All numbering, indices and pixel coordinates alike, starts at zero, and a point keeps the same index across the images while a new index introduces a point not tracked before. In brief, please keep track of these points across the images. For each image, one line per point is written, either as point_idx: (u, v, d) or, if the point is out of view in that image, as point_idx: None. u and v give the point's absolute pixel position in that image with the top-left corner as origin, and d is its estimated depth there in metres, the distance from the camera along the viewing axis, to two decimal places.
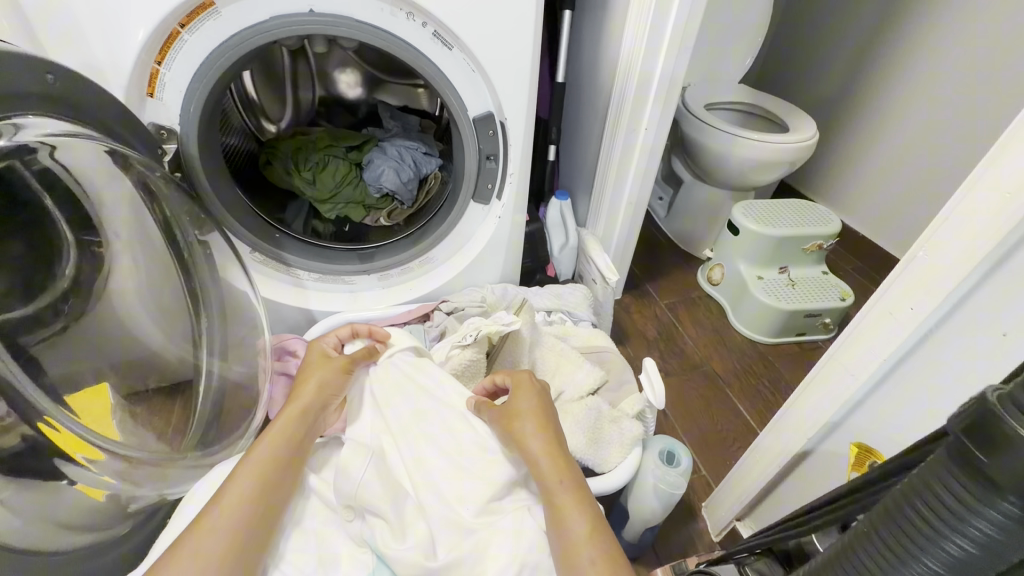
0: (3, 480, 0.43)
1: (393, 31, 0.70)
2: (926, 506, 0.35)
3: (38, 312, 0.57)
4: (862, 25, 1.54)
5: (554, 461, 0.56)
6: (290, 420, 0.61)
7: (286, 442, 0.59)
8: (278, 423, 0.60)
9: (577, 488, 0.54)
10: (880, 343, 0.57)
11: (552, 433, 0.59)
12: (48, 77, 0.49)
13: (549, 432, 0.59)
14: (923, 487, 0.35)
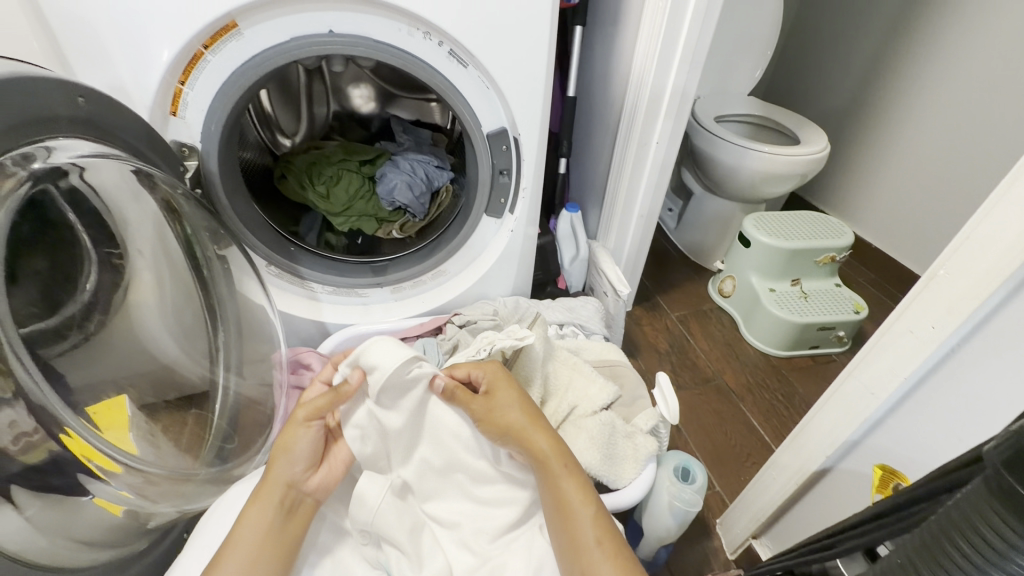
0: (29, 496, 0.43)
1: (409, 50, 0.71)
2: (961, 538, 0.34)
3: (62, 326, 0.57)
4: (872, 38, 1.55)
5: (556, 457, 0.61)
6: (261, 504, 0.57)
7: (267, 523, 0.56)
8: (256, 504, 0.57)
9: (581, 489, 0.59)
10: (900, 361, 0.56)
11: (553, 437, 0.63)
12: (78, 100, 0.51)
13: (550, 437, 0.63)
14: (959, 519, 0.34)
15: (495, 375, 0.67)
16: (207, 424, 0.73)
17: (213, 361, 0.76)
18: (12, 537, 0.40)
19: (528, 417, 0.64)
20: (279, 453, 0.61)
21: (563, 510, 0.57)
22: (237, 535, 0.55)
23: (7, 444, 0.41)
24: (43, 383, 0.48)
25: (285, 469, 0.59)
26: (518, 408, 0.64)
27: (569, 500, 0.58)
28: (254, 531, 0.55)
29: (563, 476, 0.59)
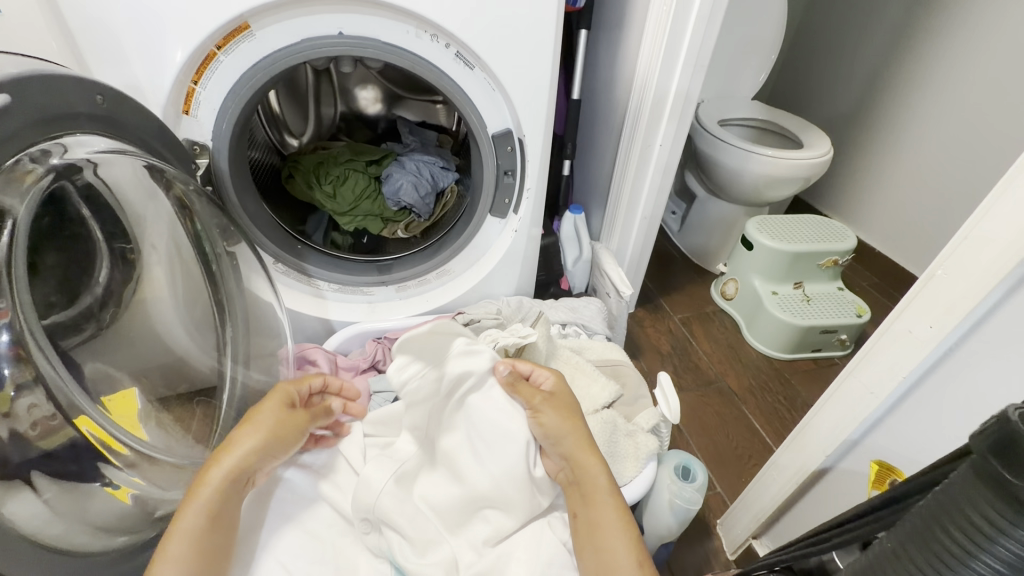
0: (47, 480, 0.44)
1: (416, 52, 0.73)
2: (951, 525, 0.34)
3: (76, 318, 0.58)
4: (876, 44, 1.56)
5: (603, 481, 0.60)
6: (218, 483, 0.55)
7: (214, 509, 0.54)
8: (202, 489, 0.54)
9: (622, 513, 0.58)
10: (899, 361, 0.57)
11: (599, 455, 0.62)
12: (97, 99, 0.52)
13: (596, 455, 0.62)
14: (948, 507, 0.35)
15: (556, 387, 0.65)
16: (215, 415, 0.74)
17: (220, 352, 0.77)
18: (32, 520, 0.41)
19: (582, 438, 0.63)
20: (235, 438, 0.58)
21: (598, 531, 0.58)
22: (182, 520, 0.52)
23: (25, 430, 0.43)
24: (61, 371, 0.49)
25: (240, 455, 0.57)
26: (571, 425, 0.63)
27: (604, 524, 0.58)
28: (201, 515, 0.53)
29: (603, 501, 0.59)
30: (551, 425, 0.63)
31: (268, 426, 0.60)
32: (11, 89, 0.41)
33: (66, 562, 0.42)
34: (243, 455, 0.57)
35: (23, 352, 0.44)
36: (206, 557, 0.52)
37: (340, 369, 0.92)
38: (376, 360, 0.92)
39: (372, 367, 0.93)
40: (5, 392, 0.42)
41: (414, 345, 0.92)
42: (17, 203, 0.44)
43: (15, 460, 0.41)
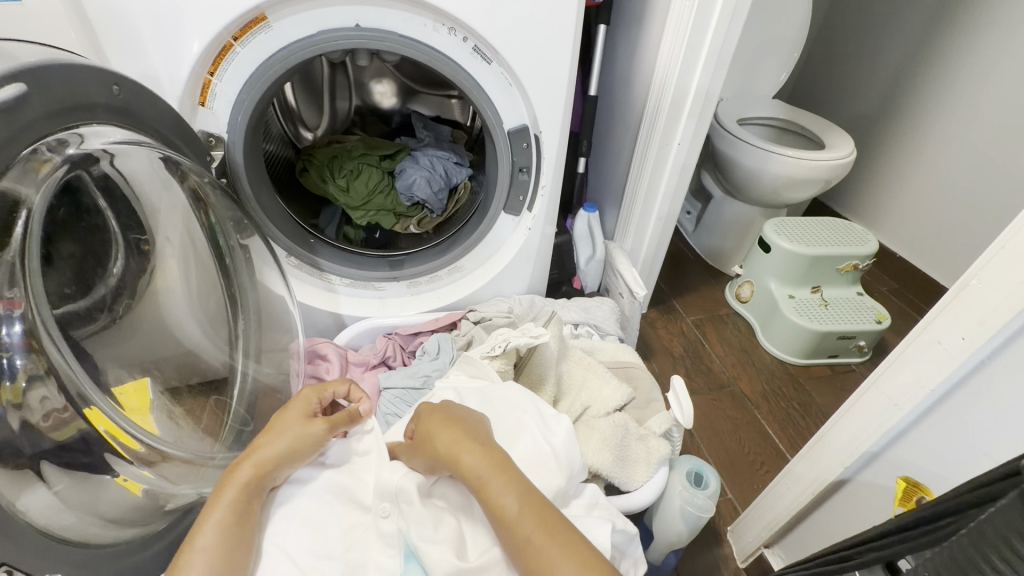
0: (59, 473, 0.44)
1: (433, 45, 0.71)
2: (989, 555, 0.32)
3: (90, 307, 0.58)
4: (904, 42, 1.51)
5: (486, 466, 0.54)
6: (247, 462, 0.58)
7: (241, 501, 0.55)
8: (230, 483, 0.56)
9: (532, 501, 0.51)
10: (926, 371, 0.55)
11: (487, 449, 0.56)
12: (114, 88, 0.52)
13: (484, 450, 0.56)
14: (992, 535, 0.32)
15: (425, 408, 0.63)
16: (226, 408, 0.74)
17: (232, 347, 0.77)
18: (43, 512, 0.41)
19: (455, 433, 0.58)
20: (260, 440, 0.60)
21: (505, 520, 0.50)
22: (210, 510, 0.54)
23: (37, 421, 0.43)
24: (74, 363, 0.49)
25: (265, 451, 0.59)
26: (450, 425, 0.59)
27: (507, 509, 0.51)
28: (226, 503, 0.54)
29: (496, 485, 0.52)
30: (432, 435, 0.59)
31: (286, 427, 0.62)
32: (28, 79, 0.41)
33: (77, 555, 0.42)
34: (269, 452, 0.59)
35: (35, 342, 0.44)
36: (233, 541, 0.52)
37: (350, 365, 0.92)
38: (387, 357, 0.92)
39: (382, 363, 0.93)
40: (18, 384, 0.42)
41: (424, 342, 0.92)
42: (33, 193, 0.44)
43: (27, 451, 0.41)
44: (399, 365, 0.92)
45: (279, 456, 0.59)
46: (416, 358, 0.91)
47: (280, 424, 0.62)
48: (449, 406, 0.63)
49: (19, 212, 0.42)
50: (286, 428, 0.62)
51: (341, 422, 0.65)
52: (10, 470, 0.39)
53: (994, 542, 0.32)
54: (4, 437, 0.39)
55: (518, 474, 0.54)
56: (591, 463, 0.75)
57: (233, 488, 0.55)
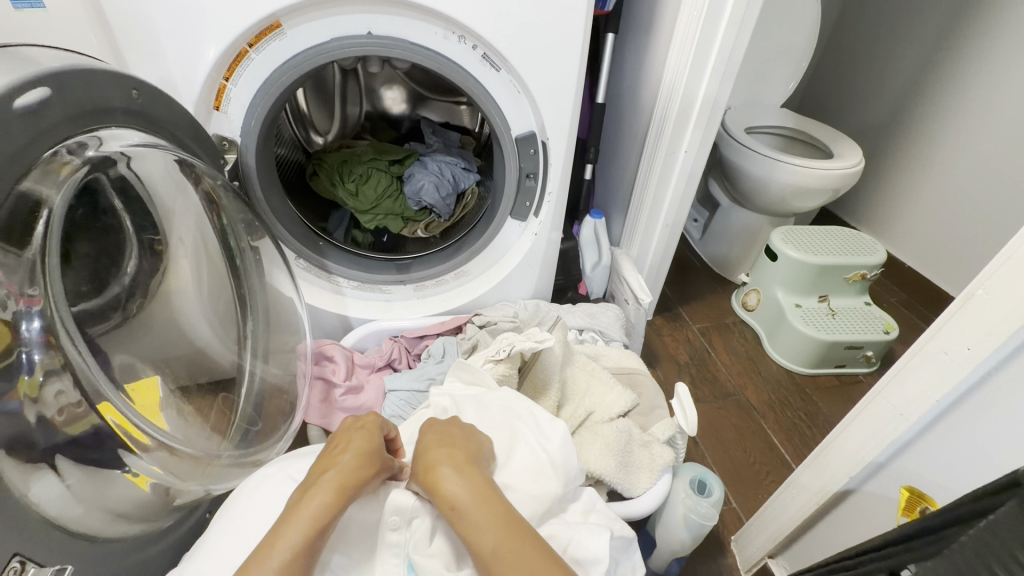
0: (71, 467, 0.45)
1: (443, 53, 0.73)
2: None
3: (105, 306, 0.59)
4: (913, 52, 1.51)
5: (470, 498, 0.52)
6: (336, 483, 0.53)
7: (323, 521, 0.51)
8: (314, 498, 0.52)
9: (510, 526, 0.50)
10: (932, 381, 0.55)
11: (469, 471, 0.54)
12: (132, 92, 0.53)
13: (466, 471, 0.54)
14: None
15: (424, 427, 0.62)
16: (234, 407, 0.75)
17: (241, 347, 0.79)
18: (55, 503, 0.42)
19: (447, 458, 0.56)
20: (340, 457, 0.56)
21: (482, 555, 0.49)
22: (288, 527, 0.50)
23: (52, 416, 0.44)
24: (90, 359, 0.50)
25: (348, 471, 0.55)
26: (445, 449, 0.57)
27: (486, 543, 0.49)
28: (308, 524, 0.50)
29: (477, 518, 0.51)
30: (423, 456, 0.57)
31: (366, 450, 0.58)
32: (51, 83, 0.43)
33: (85, 548, 0.43)
34: (352, 472, 0.55)
35: (54, 339, 0.45)
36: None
37: (356, 366, 0.93)
38: (392, 359, 0.93)
39: (388, 365, 0.94)
40: (35, 378, 0.43)
41: (429, 345, 0.93)
42: (53, 194, 0.45)
43: (42, 444, 0.42)
44: (404, 368, 0.93)
45: (362, 478, 0.55)
46: (421, 361, 0.92)
47: (357, 444, 0.59)
48: (443, 426, 0.62)
49: (40, 213, 0.43)
50: (367, 451, 0.58)
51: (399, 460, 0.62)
52: (24, 463, 0.40)
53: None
54: (20, 430, 0.40)
55: (505, 509, 0.52)
56: (593, 468, 0.75)
57: (318, 506, 0.51)
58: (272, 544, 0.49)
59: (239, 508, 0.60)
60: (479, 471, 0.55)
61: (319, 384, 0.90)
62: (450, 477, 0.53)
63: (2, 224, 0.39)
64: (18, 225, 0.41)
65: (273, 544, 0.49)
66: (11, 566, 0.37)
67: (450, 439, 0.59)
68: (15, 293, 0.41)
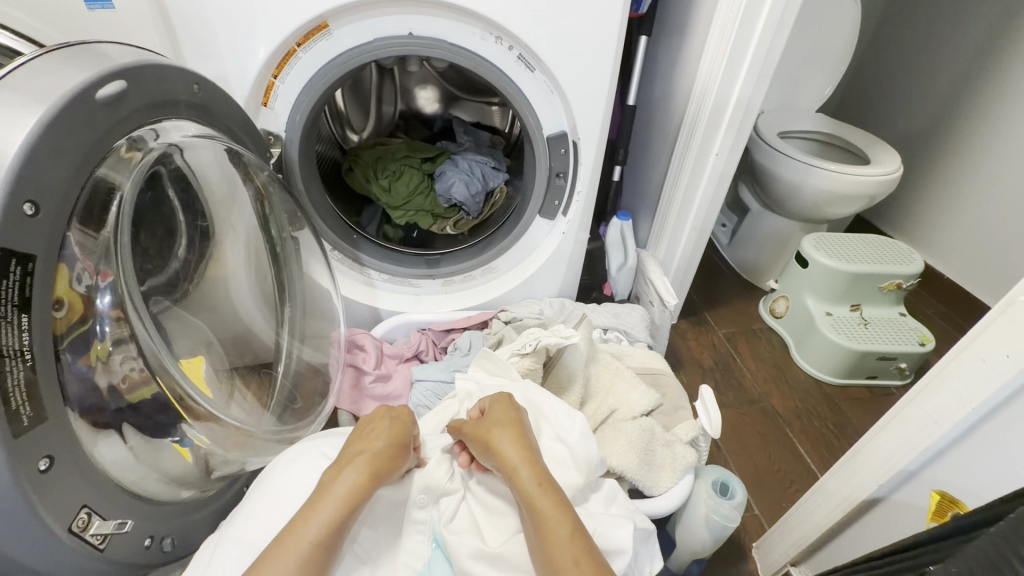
0: (131, 432, 0.49)
1: (481, 54, 0.75)
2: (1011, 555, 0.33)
3: (163, 287, 0.63)
4: (958, 57, 1.46)
5: (540, 490, 0.55)
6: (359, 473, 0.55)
7: (346, 508, 0.53)
8: (338, 487, 0.54)
9: (575, 527, 0.52)
10: (968, 389, 0.54)
11: (538, 465, 0.57)
12: (194, 87, 0.57)
13: (536, 465, 0.57)
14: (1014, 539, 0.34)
15: (502, 402, 0.65)
16: (273, 386, 0.79)
17: (280, 328, 0.83)
18: (116, 463, 0.46)
19: (521, 449, 0.58)
20: (364, 448, 0.58)
21: (547, 547, 0.51)
22: (314, 513, 0.52)
23: (118, 383, 0.48)
24: (151, 334, 0.54)
25: (374, 461, 0.57)
26: (518, 438, 0.59)
27: (554, 536, 0.52)
28: (332, 510, 0.52)
29: (549, 513, 0.53)
30: (495, 440, 0.59)
31: (391, 440, 0.60)
32: (127, 77, 0.46)
33: (142, 507, 0.47)
34: (376, 462, 0.57)
35: (122, 313, 0.49)
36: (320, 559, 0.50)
37: (385, 356, 0.95)
38: (420, 351, 0.96)
39: (415, 356, 0.96)
40: (105, 346, 0.47)
41: (456, 338, 0.95)
42: (124, 180, 0.49)
43: (109, 409, 0.46)
44: (431, 359, 0.96)
45: (385, 468, 0.57)
46: (448, 353, 0.94)
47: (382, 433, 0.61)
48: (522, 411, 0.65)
49: (113, 197, 0.47)
50: (392, 441, 0.60)
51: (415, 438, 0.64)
52: (91, 423, 0.43)
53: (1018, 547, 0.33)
54: (91, 393, 0.44)
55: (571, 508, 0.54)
56: (615, 463, 0.76)
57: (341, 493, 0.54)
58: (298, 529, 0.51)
59: (278, 480, 0.63)
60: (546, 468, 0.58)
61: (350, 372, 0.93)
62: (524, 466, 0.57)
63: (83, 204, 0.42)
64: (97, 207, 0.45)
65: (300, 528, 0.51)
66: (81, 516, 0.40)
67: (522, 428, 0.61)
68: (91, 269, 0.45)
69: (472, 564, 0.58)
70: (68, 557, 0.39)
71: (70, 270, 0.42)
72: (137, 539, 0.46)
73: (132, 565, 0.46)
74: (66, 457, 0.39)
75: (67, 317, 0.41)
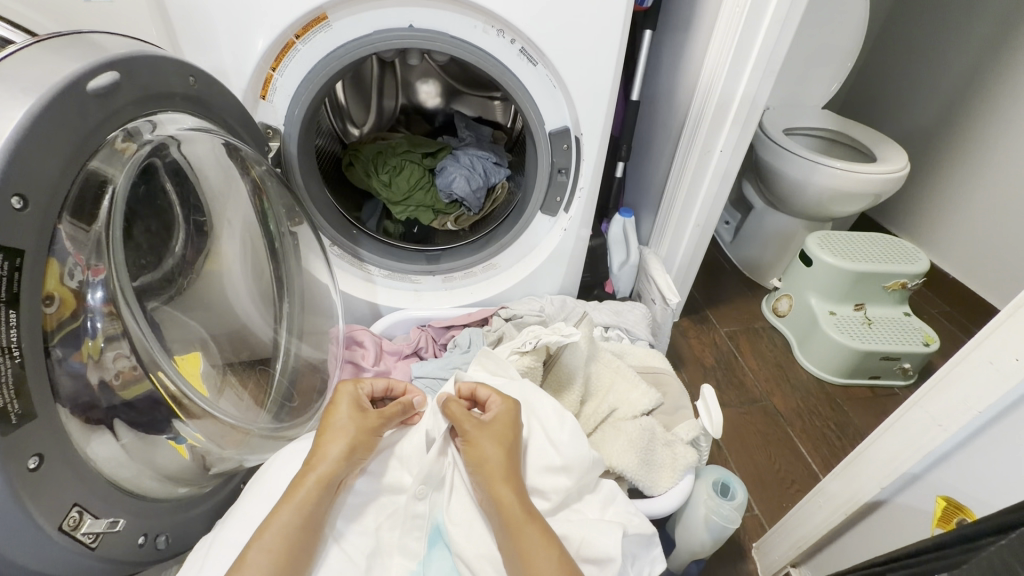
0: (125, 429, 0.48)
1: (482, 47, 0.74)
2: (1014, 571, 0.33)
3: (159, 282, 0.62)
4: (968, 54, 1.44)
5: (527, 521, 0.55)
6: (323, 474, 0.56)
7: (309, 512, 0.54)
8: (298, 492, 0.55)
9: (562, 562, 0.52)
10: (976, 393, 0.53)
11: (525, 498, 0.57)
12: (190, 79, 0.56)
13: (522, 497, 0.57)
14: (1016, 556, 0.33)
15: (503, 411, 0.64)
16: (270, 382, 0.78)
17: (277, 323, 0.82)
18: (108, 461, 0.45)
19: (505, 459, 0.60)
20: (324, 445, 0.59)
21: (524, 558, 0.52)
22: (277, 518, 0.53)
23: (111, 379, 0.47)
24: (145, 330, 0.53)
25: (333, 463, 0.57)
26: (503, 447, 0.60)
27: (532, 548, 0.52)
28: (295, 514, 0.54)
29: (526, 525, 0.54)
30: (482, 444, 0.60)
31: (354, 432, 0.60)
32: (120, 68, 0.45)
33: (136, 505, 0.46)
34: (337, 463, 0.57)
35: (114, 308, 0.48)
36: (290, 555, 0.52)
37: (384, 353, 0.95)
38: (419, 347, 0.95)
39: (414, 353, 0.96)
40: (96, 342, 0.46)
41: (456, 335, 0.95)
42: (117, 172, 0.48)
43: (102, 406, 0.45)
44: (430, 356, 0.95)
45: (345, 468, 0.58)
46: (447, 350, 0.94)
47: (341, 424, 0.61)
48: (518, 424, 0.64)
49: (105, 190, 0.46)
50: (353, 433, 0.60)
51: (394, 416, 0.64)
52: (82, 420, 0.43)
53: None
54: (83, 390, 0.43)
55: (546, 524, 0.56)
56: (615, 463, 0.76)
57: (303, 497, 0.55)
58: (263, 534, 0.52)
59: (274, 478, 0.63)
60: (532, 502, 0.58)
61: (348, 368, 0.92)
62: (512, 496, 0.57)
63: (74, 198, 0.42)
64: (88, 201, 0.44)
65: (268, 528, 0.53)
66: (72, 515, 0.39)
67: (515, 448, 0.61)
68: (82, 263, 0.44)
69: (474, 561, 0.58)
70: (58, 556, 0.38)
71: (61, 265, 0.41)
72: (131, 537, 0.46)
73: (125, 563, 0.45)
74: (56, 455, 0.38)
75: (58, 313, 0.41)
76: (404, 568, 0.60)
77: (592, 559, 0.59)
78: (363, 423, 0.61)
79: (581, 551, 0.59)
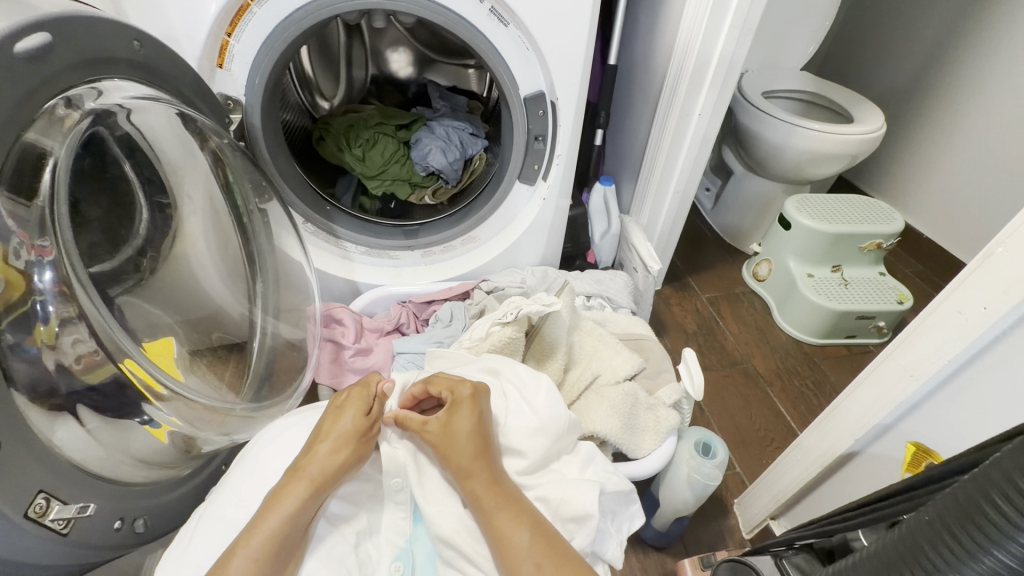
0: (91, 413, 0.47)
1: (450, 7, 0.70)
2: (984, 506, 0.35)
3: (120, 266, 0.59)
4: (943, 9, 1.43)
5: (500, 507, 0.55)
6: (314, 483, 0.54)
7: (295, 520, 0.52)
8: (286, 498, 0.53)
9: (537, 541, 0.52)
10: (944, 344, 0.54)
11: (498, 482, 0.57)
12: (135, 44, 0.53)
13: (495, 482, 0.57)
14: (983, 489, 0.35)
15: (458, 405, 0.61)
16: (247, 366, 0.76)
17: (252, 302, 0.80)
18: (77, 448, 0.44)
19: (471, 452, 0.58)
20: (319, 450, 0.57)
21: (503, 546, 0.53)
22: (262, 524, 0.51)
23: (70, 363, 0.45)
24: (107, 315, 0.51)
25: (322, 473, 0.55)
26: (468, 436, 0.58)
27: (506, 531, 0.53)
28: (277, 522, 0.51)
29: (498, 512, 0.54)
30: (450, 438, 0.59)
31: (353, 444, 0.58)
32: (54, 29, 0.42)
33: (108, 489, 0.45)
34: (330, 470, 0.55)
35: (67, 289, 0.46)
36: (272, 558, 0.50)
37: (365, 330, 0.94)
38: (401, 323, 0.95)
39: (397, 329, 0.95)
40: (51, 327, 0.44)
41: (437, 310, 0.94)
42: (58, 144, 0.45)
43: (63, 390, 0.43)
44: (413, 332, 0.95)
45: (339, 473, 0.56)
46: (429, 325, 0.93)
47: (344, 429, 0.59)
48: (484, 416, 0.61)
49: (45, 163, 0.43)
50: (353, 444, 0.58)
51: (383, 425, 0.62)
52: (44, 406, 0.41)
53: (1001, 486, 0.34)
54: (40, 376, 0.41)
55: (519, 499, 0.57)
56: (599, 429, 0.77)
57: (290, 502, 0.53)
58: (246, 538, 0.50)
59: (260, 456, 0.62)
60: (507, 484, 0.58)
61: (329, 346, 0.92)
62: (479, 481, 0.56)
63: (11, 169, 0.39)
64: (27, 173, 0.41)
65: (252, 532, 0.51)
66: (38, 502, 0.38)
67: (486, 431, 0.60)
68: (28, 242, 0.42)
69: (453, 538, 0.58)
70: (26, 543, 0.37)
71: (4, 244, 0.39)
72: (105, 521, 0.45)
73: (101, 548, 0.45)
74: (15, 443, 0.37)
75: (4, 294, 0.39)
76: (391, 545, 0.61)
77: (573, 518, 0.59)
78: (361, 438, 0.59)
79: (561, 510, 0.60)
